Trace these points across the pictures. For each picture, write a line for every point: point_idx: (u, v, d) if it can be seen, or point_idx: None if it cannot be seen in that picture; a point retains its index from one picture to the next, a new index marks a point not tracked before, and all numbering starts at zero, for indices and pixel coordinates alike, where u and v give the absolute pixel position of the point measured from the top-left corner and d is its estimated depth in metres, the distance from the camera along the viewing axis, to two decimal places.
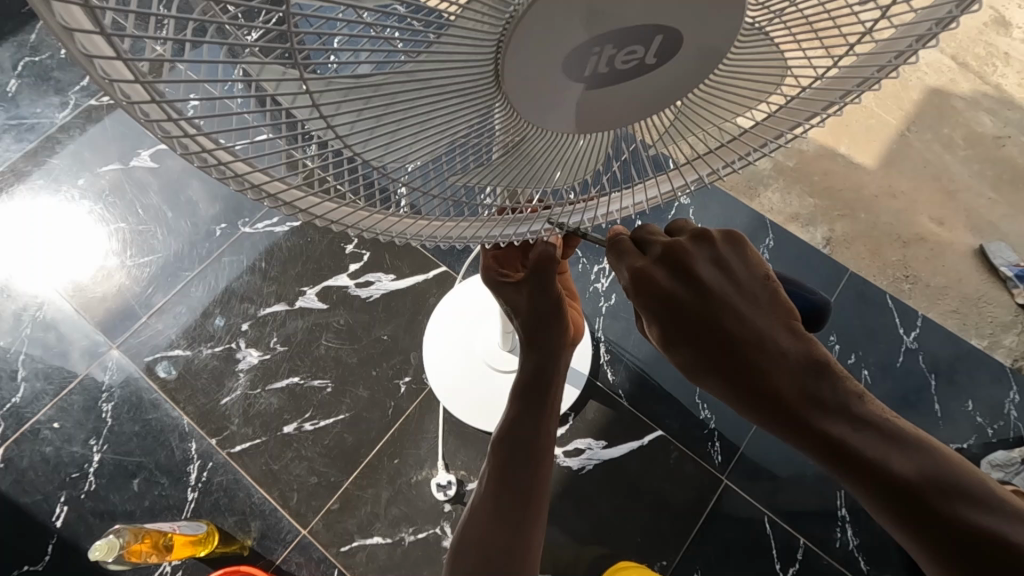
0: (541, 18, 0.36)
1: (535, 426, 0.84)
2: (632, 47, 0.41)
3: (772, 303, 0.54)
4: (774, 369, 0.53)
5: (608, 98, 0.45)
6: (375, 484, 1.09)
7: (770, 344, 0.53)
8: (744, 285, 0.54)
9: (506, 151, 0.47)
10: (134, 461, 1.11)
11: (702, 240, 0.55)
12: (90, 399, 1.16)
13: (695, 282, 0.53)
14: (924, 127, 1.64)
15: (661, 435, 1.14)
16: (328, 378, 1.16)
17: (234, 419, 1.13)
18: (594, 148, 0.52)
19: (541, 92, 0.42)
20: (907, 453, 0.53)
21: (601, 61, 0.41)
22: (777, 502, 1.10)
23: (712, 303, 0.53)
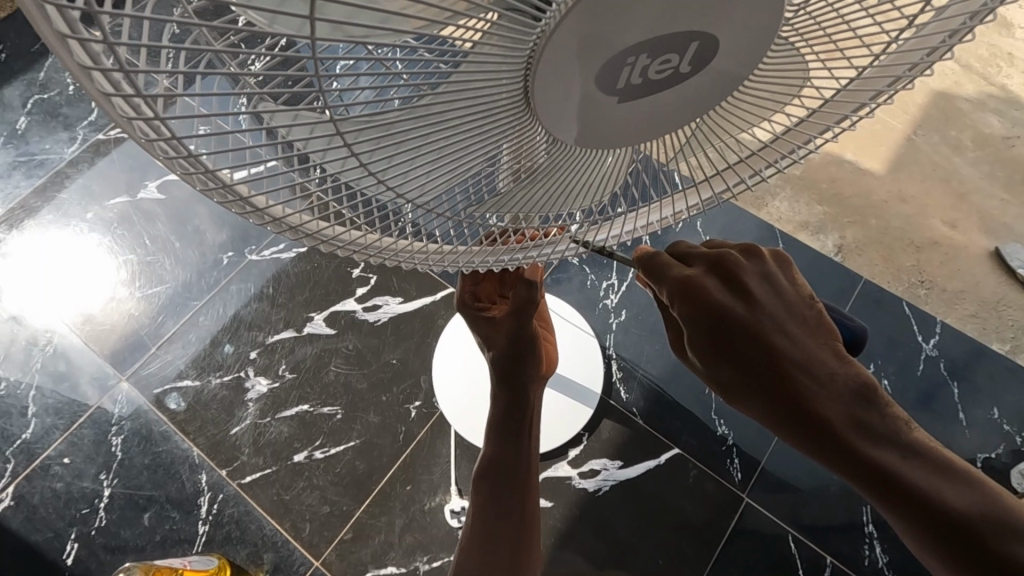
0: (570, 32, 0.35)
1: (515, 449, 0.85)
2: (666, 56, 0.40)
3: (817, 324, 0.54)
4: (820, 388, 0.52)
5: (632, 117, 0.44)
6: (388, 512, 1.07)
7: (817, 365, 0.52)
8: (791, 304, 0.54)
9: (525, 177, 0.46)
10: (145, 495, 1.10)
11: (752, 256, 0.55)
12: (100, 432, 1.15)
13: (740, 299, 0.52)
14: (931, 130, 1.62)
15: (677, 453, 1.11)
16: (338, 404, 1.15)
17: (245, 449, 1.12)
18: (614, 167, 0.51)
19: (567, 111, 0.41)
20: (959, 486, 0.52)
21: (627, 75, 0.40)
22: (802, 520, 1.07)
23: (760, 317, 0.52)
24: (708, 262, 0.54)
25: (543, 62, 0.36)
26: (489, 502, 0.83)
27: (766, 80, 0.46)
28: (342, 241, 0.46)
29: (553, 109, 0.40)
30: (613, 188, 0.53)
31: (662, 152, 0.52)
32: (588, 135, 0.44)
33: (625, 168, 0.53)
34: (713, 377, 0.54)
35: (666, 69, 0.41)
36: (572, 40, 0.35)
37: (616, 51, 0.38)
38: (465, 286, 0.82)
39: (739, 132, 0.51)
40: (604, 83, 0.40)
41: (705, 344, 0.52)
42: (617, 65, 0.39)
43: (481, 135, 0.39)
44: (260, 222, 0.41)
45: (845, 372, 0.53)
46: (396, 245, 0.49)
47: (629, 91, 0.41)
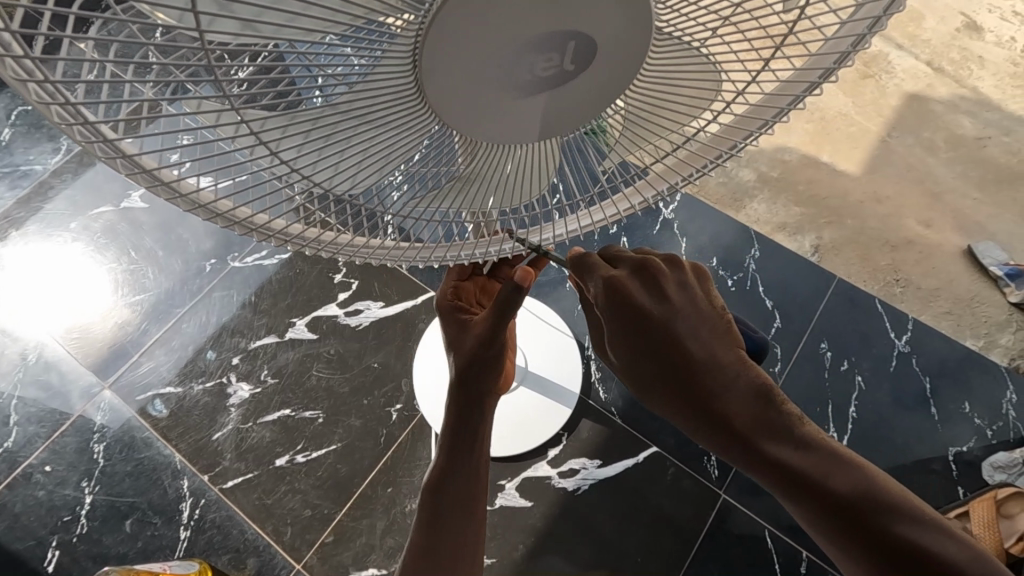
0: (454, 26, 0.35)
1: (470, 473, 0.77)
2: (549, 54, 0.40)
3: (723, 327, 0.56)
4: (721, 385, 0.54)
5: (553, 107, 0.45)
6: (369, 515, 1.08)
7: (720, 364, 0.54)
8: (700, 307, 0.55)
9: (468, 163, 0.48)
10: (127, 502, 1.10)
11: (673, 264, 0.57)
12: (82, 440, 1.15)
13: (653, 299, 0.54)
14: (905, 131, 1.65)
15: (655, 451, 1.12)
16: (320, 408, 1.16)
17: (227, 454, 1.12)
18: (539, 154, 0.52)
19: (481, 104, 0.42)
20: (854, 474, 0.53)
21: (532, 68, 0.41)
22: (778, 515, 1.08)
23: (674, 316, 0.54)
24: (633, 264, 0.56)
25: (437, 53, 0.37)
26: (433, 519, 0.76)
27: (682, 70, 0.47)
28: (314, 241, 0.48)
29: (461, 102, 0.41)
30: (549, 178, 0.55)
31: (593, 143, 0.53)
32: (506, 130, 0.45)
33: (557, 157, 0.54)
34: (633, 371, 0.57)
35: (575, 60, 0.42)
36: (461, 30, 0.36)
37: (515, 42, 0.38)
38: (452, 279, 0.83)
39: (668, 133, 0.51)
40: (523, 74, 0.41)
41: (619, 331, 0.55)
42: (515, 59, 0.40)
43: (404, 123, 0.41)
44: (230, 227, 0.43)
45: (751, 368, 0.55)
46: (371, 246, 0.51)
47: (541, 84, 0.42)
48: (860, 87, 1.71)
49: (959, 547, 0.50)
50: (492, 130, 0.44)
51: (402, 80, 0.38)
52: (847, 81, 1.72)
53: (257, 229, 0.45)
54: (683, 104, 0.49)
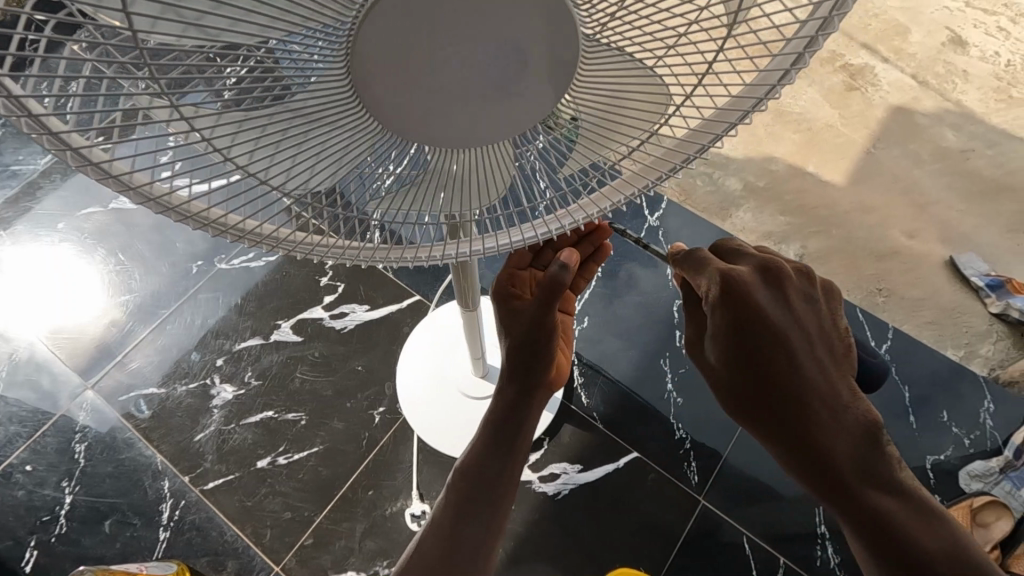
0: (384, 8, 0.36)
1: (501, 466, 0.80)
2: (489, 51, 0.40)
3: (842, 355, 0.59)
4: (835, 416, 0.58)
5: (499, 113, 0.43)
6: (350, 518, 1.08)
7: (837, 395, 0.58)
8: (824, 336, 0.58)
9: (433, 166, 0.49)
10: (107, 503, 1.10)
11: (797, 281, 0.58)
12: (64, 440, 1.15)
13: (774, 319, 0.56)
14: (890, 143, 1.68)
15: (636, 456, 1.13)
16: (303, 410, 1.16)
17: (208, 456, 1.12)
18: (490, 164, 0.49)
19: (424, 95, 0.41)
20: (913, 508, 0.61)
21: (474, 65, 0.40)
22: (756, 522, 1.09)
23: (798, 340, 0.56)
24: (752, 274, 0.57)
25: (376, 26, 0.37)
26: (461, 500, 0.79)
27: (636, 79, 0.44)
28: (276, 241, 0.49)
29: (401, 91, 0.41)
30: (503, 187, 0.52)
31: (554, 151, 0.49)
32: (448, 129, 0.44)
33: (506, 169, 0.50)
34: (735, 388, 0.60)
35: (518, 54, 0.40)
36: (397, 5, 0.36)
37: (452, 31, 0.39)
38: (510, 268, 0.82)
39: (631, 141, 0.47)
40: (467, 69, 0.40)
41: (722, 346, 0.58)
42: (453, 52, 0.39)
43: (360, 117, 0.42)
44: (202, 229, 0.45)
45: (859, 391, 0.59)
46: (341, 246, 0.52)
47: (482, 82, 0.41)
48: (846, 99, 1.74)
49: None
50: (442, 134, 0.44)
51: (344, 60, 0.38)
52: (834, 93, 1.75)
53: (219, 225, 0.46)
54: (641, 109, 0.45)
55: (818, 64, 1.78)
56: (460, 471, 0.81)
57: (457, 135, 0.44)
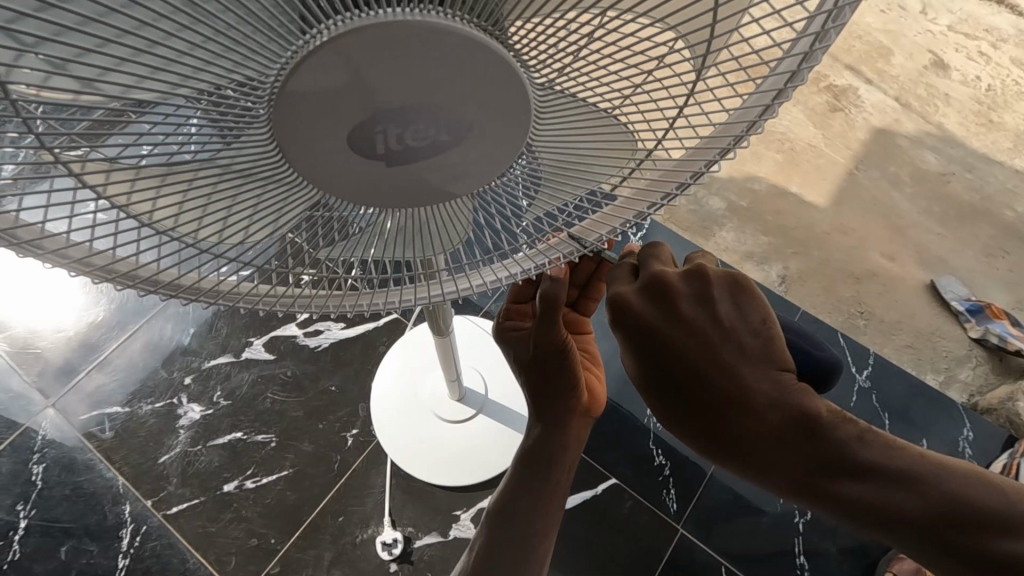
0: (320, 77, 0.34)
1: (535, 503, 0.71)
2: (448, 120, 0.38)
3: (773, 357, 0.47)
4: (783, 432, 0.47)
5: (451, 163, 0.41)
6: (317, 545, 1.04)
7: (777, 411, 0.47)
8: (742, 340, 0.47)
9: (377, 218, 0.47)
10: (63, 528, 1.05)
11: (696, 275, 0.47)
12: (20, 461, 1.10)
13: (679, 324, 0.47)
14: (873, 165, 1.68)
15: (614, 483, 1.11)
16: (272, 432, 1.12)
17: (172, 479, 1.08)
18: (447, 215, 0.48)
19: (368, 148, 0.38)
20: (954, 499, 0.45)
21: (430, 131, 0.38)
22: (734, 551, 1.07)
23: (711, 354, 0.46)
24: (649, 276, 0.48)
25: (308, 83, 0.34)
26: (498, 548, 0.70)
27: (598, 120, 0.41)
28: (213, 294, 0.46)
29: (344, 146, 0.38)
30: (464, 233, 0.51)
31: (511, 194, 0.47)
32: (401, 180, 0.42)
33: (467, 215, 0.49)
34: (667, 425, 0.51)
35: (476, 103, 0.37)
36: (350, 63, 0.33)
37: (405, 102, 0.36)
38: (510, 301, 0.71)
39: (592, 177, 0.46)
40: (418, 128, 0.37)
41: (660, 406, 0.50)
42: (401, 118, 0.37)
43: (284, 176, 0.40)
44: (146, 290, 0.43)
45: (809, 398, 0.47)
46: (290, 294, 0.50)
47: (432, 140, 0.38)
48: (830, 120, 1.74)
49: None
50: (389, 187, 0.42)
51: (287, 118, 0.36)
52: (817, 113, 1.75)
53: (150, 280, 0.43)
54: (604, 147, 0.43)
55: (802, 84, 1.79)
56: (491, 513, 0.73)
57: (408, 190, 0.43)
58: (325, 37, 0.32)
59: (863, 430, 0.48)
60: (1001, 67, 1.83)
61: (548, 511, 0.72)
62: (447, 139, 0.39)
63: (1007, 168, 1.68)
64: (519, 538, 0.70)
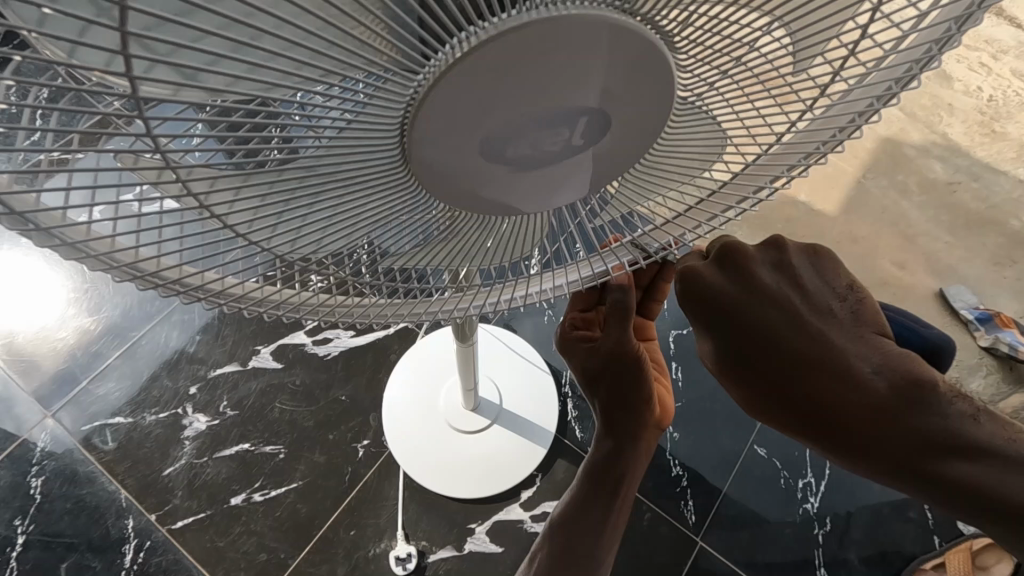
0: (442, 103, 0.33)
1: (600, 521, 0.71)
2: (554, 130, 0.38)
3: (853, 320, 0.48)
4: (858, 396, 0.47)
5: (544, 171, 0.42)
6: (329, 560, 1.01)
7: (851, 371, 0.47)
8: (817, 302, 0.48)
9: (439, 228, 0.46)
10: (64, 543, 1.01)
11: (769, 247, 0.49)
12: (19, 473, 1.07)
13: (751, 285, 0.48)
14: (880, 174, 1.69)
15: (632, 495, 1.09)
16: (282, 443, 1.09)
17: (178, 492, 1.05)
18: (517, 228, 0.50)
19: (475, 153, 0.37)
20: None
21: (534, 141, 0.38)
22: (755, 563, 1.05)
23: (785, 311, 0.47)
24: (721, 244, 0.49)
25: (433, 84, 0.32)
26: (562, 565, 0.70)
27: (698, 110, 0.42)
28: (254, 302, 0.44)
29: (453, 155, 0.37)
30: (531, 244, 0.52)
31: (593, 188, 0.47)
32: (494, 190, 0.42)
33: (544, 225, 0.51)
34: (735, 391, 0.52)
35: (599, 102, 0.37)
36: (478, 85, 0.32)
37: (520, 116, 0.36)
38: (571, 312, 0.69)
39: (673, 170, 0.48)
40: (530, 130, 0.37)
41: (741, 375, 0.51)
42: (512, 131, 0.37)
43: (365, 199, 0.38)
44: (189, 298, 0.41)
45: (918, 368, 0.46)
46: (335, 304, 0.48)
47: (533, 148, 0.39)
48: None
49: None
50: (471, 192, 0.41)
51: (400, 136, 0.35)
52: None
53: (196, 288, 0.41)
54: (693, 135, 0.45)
55: None
56: (552, 527, 0.73)
57: (494, 199, 0.43)
58: (459, 52, 0.30)
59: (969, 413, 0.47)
60: (1002, 78, 1.84)
61: (611, 529, 0.71)
62: (554, 142, 0.39)
63: (1012, 178, 1.69)
64: (580, 557, 0.70)
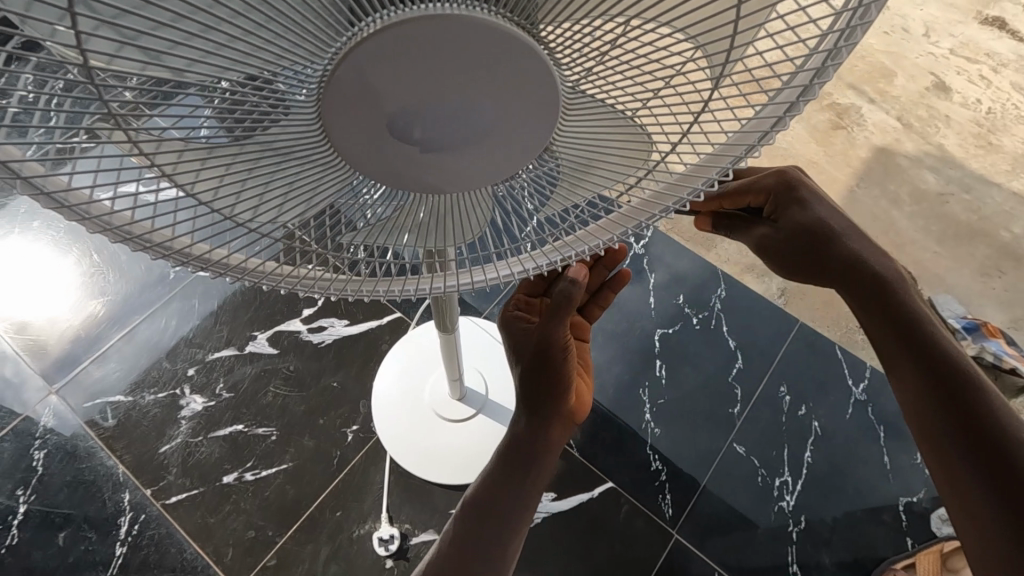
0: (360, 64, 0.36)
1: (512, 498, 0.70)
2: (471, 116, 0.40)
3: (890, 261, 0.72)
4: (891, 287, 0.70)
5: (467, 160, 0.43)
6: (315, 540, 1.05)
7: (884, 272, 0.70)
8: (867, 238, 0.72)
9: (394, 201, 0.48)
10: (62, 514, 1.06)
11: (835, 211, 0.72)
12: (22, 446, 1.11)
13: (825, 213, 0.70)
14: (873, 183, 1.71)
15: (610, 487, 1.12)
16: (274, 425, 1.13)
17: (172, 469, 1.09)
18: (455, 211, 0.50)
19: (392, 134, 0.40)
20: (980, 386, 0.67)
21: (451, 126, 0.40)
22: (728, 558, 1.08)
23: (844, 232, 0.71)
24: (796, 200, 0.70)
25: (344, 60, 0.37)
26: (469, 537, 0.69)
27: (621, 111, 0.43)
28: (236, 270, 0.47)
29: (371, 124, 0.39)
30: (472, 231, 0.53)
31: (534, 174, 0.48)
32: (417, 170, 0.43)
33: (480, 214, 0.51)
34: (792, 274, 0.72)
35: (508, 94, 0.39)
36: (388, 52, 0.36)
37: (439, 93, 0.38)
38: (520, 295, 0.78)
39: (612, 170, 0.46)
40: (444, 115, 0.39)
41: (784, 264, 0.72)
42: (429, 109, 0.39)
43: (304, 170, 0.43)
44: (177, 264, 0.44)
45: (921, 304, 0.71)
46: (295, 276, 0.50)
47: (451, 135, 0.40)
48: (832, 137, 1.78)
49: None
50: (400, 169, 0.43)
51: (331, 103, 0.38)
52: (820, 131, 1.79)
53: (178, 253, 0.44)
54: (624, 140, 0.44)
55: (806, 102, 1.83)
56: (467, 502, 0.72)
57: (420, 179, 0.44)
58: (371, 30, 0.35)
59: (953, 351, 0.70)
60: (1001, 92, 1.86)
61: (526, 508, 0.71)
62: (474, 132, 0.41)
63: (1005, 190, 1.71)
64: (490, 530, 0.69)
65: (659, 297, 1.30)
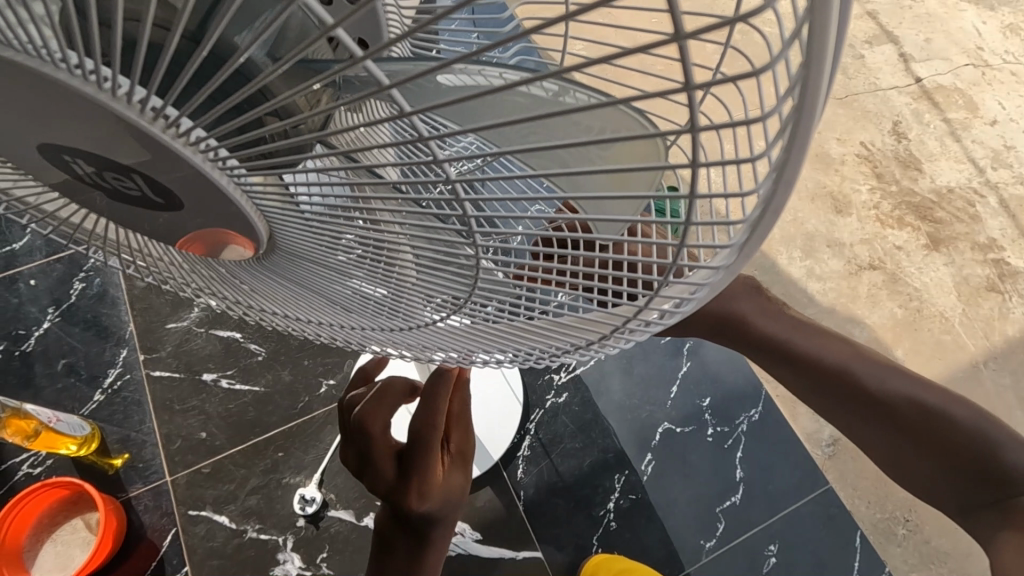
0: (66, 114, 0.30)
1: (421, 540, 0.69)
2: (210, 196, 0.33)
3: (755, 301, 0.83)
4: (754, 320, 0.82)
5: (291, 240, 0.38)
6: (249, 467, 1.07)
7: (746, 320, 0.82)
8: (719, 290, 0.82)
9: (288, 289, 0.47)
10: (71, 344, 1.17)
11: None
12: (69, 272, 1.22)
13: None
14: (1006, 368, 1.43)
15: (537, 557, 1.06)
16: (265, 347, 1.16)
17: (168, 346, 1.16)
18: (337, 301, 0.46)
19: (155, 192, 0.35)
20: (865, 361, 0.76)
21: (203, 203, 0.34)
22: None
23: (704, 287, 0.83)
24: None
25: (83, 122, 0.30)
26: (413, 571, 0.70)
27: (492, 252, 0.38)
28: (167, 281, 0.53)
29: (125, 172, 0.34)
30: (369, 321, 0.49)
31: (390, 302, 0.44)
32: (273, 246, 0.40)
33: (359, 307, 0.46)
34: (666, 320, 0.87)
35: (347, 227, 0.35)
36: (100, 124, 0.30)
37: (162, 170, 0.32)
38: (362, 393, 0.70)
39: (479, 311, 0.42)
40: (304, 224, 0.35)
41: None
42: (165, 178, 0.32)
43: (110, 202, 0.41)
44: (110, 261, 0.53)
45: (785, 325, 0.81)
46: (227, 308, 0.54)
47: (225, 215, 0.35)
48: (979, 298, 1.50)
49: (933, 387, 0.73)
50: (273, 252, 0.41)
51: (61, 132, 0.32)
52: (968, 286, 1.51)
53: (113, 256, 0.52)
54: (492, 298, 0.39)
55: (967, 245, 1.56)
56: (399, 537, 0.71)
57: (292, 261, 0.42)
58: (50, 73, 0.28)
59: (828, 339, 0.79)
60: None
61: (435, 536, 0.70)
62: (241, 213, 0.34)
63: None
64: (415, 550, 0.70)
65: (682, 389, 1.16)
